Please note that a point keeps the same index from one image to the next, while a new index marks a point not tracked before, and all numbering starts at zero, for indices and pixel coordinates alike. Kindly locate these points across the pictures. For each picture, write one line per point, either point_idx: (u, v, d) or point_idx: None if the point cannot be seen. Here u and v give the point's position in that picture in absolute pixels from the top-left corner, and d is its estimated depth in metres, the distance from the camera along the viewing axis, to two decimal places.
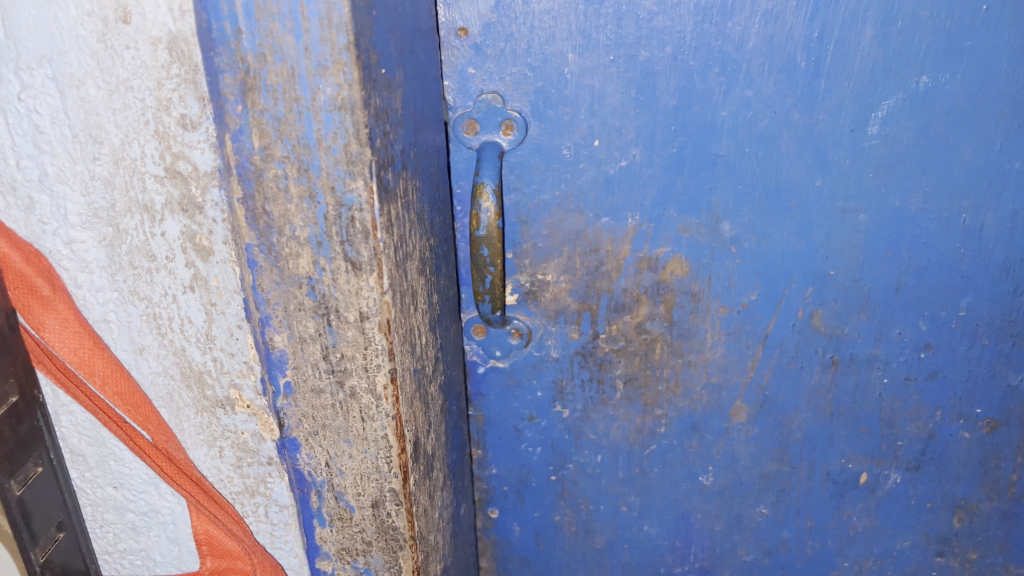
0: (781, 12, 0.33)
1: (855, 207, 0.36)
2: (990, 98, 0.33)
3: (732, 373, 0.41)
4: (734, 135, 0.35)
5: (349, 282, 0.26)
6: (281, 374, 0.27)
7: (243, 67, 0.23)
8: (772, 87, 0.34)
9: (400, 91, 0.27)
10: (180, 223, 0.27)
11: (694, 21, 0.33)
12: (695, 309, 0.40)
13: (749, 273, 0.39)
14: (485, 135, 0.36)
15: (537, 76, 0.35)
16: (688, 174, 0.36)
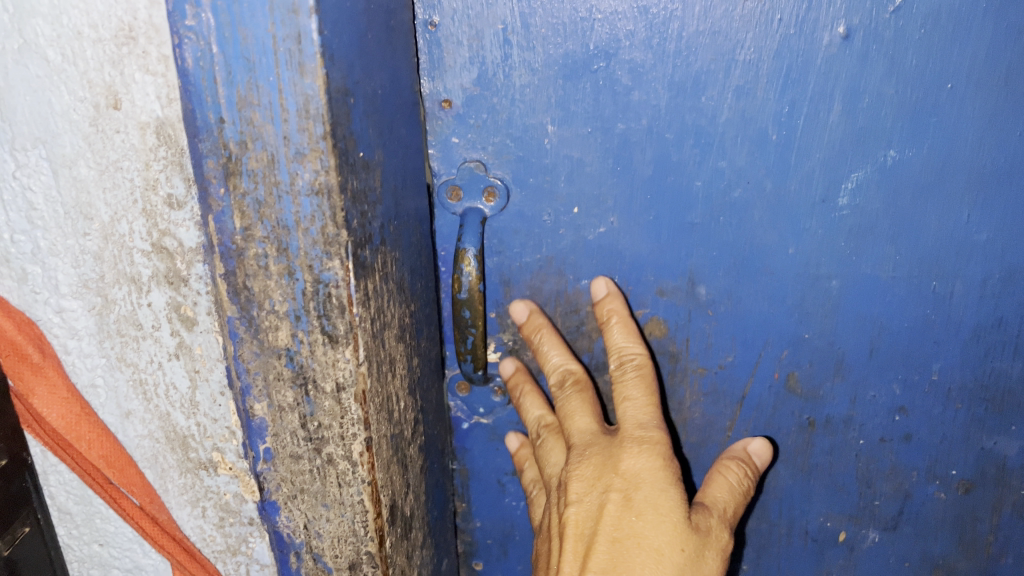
0: (752, 88, 0.37)
1: (828, 273, 0.40)
2: (954, 171, 0.38)
3: (712, 431, 0.46)
4: (708, 204, 0.39)
5: (325, 353, 0.26)
6: (262, 440, 0.28)
7: (226, 153, 0.24)
8: (746, 158, 0.38)
9: (380, 167, 0.28)
10: (166, 294, 0.30)
11: (668, 95, 0.37)
12: (674, 369, 0.44)
13: (729, 336, 0.43)
14: (468, 202, 0.40)
15: (518, 146, 0.39)
16: (666, 239, 0.41)
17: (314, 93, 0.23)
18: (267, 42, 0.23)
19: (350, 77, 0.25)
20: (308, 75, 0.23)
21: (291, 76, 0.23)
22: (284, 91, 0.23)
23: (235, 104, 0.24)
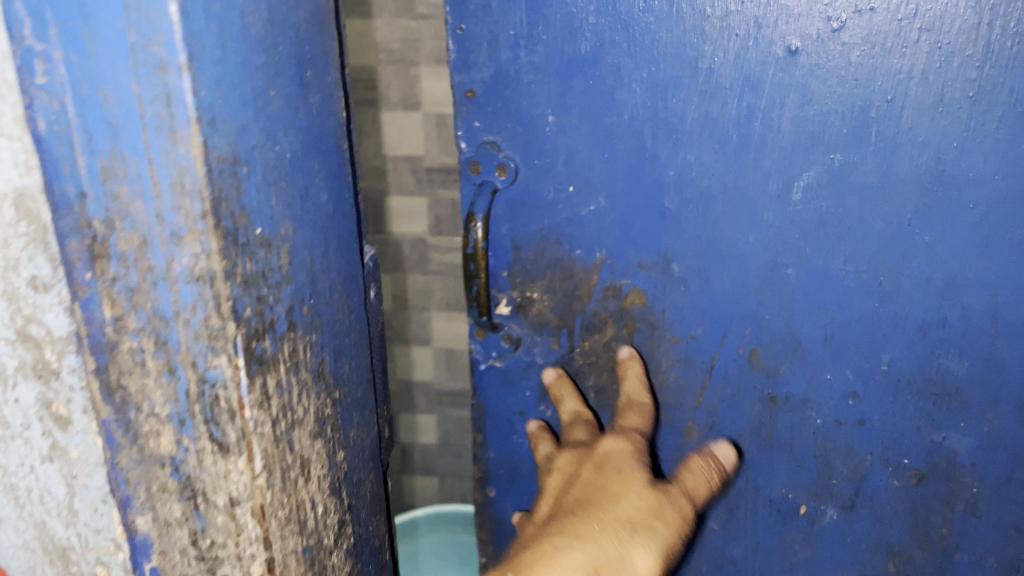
0: (712, 97, 0.51)
1: (752, 236, 0.55)
2: (895, 179, 0.51)
3: (685, 395, 0.62)
4: (679, 191, 0.54)
5: (215, 464, 0.30)
6: (146, 559, 0.32)
7: (90, 234, 0.26)
8: (710, 154, 0.53)
9: (283, 242, 0.31)
10: (35, 390, 0.29)
11: (612, 47, 0.51)
12: (651, 333, 0.60)
13: (695, 302, 0.58)
14: (486, 175, 0.56)
15: (499, 120, 0.55)
16: (643, 216, 0.56)
17: (188, 166, 0.25)
18: (135, 102, 0.25)
19: (242, 144, 0.28)
20: (181, 143, 0.25)
21: (166, 145, 0.25)
22: (155, 162, 0.25)
23: (97, 176, 0.26)
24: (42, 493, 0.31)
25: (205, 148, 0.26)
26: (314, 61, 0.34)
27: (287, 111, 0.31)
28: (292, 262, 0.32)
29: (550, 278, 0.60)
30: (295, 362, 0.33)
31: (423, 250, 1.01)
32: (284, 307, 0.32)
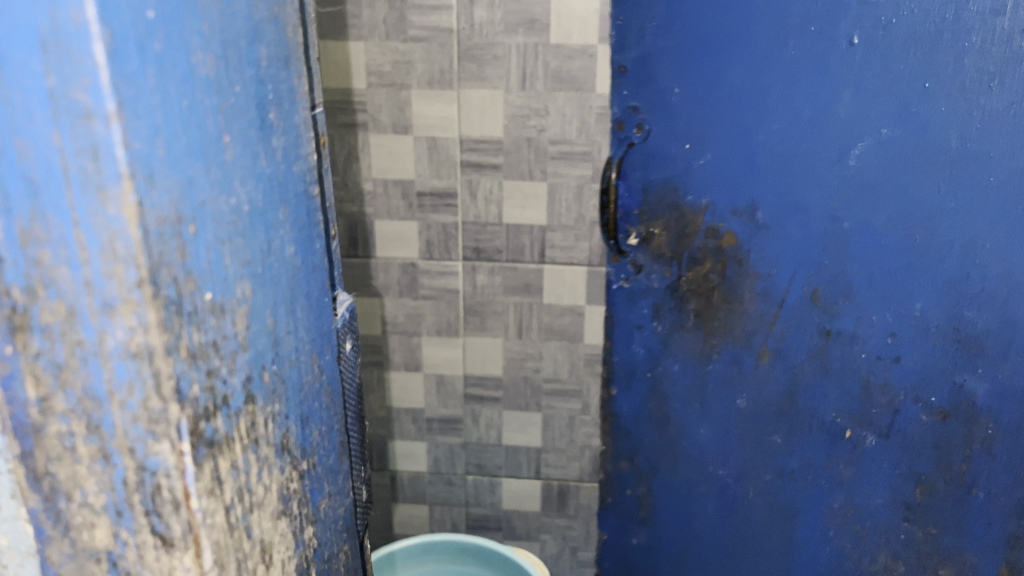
0: (755, 90, 0.89)
1: (771, 120, 0.90)
2: (931, 143, 0.89)
3: (763, 322, 1.00)
4: (756, 100, 0.90)
5: (156, 559, 0.34)
6: None
7: (13, 310, 0.30)
8: None
9: (240, 306, 0.36)
10: None
11: None
12: (741, 270, 0.97)
13: (759, 136, 0.91)
14: None
15: (641, 90, 0.91)
16: (733, 131, 0.91)
17: (118, 233, 0.29)
18: (60, 157, 0.28)
19: (183, 206, 0.31)
20: (111, 203, 0.28)
21: (94, 205, 0.28)
22: (86, 229, 0.29)
23: (16, 239, 0.29)
24: (4, 553, 0.33)
25: (140, 210, 0.29)
26: (275, 103, 0.38)
27: (245, 164, 0.35)
28: (249, 327, 0.37)
29: (667, 218, 0.96)
30: (254, 438, 0.38)
31: (413, 274, 1.02)
32: (242, 378, 0.36)
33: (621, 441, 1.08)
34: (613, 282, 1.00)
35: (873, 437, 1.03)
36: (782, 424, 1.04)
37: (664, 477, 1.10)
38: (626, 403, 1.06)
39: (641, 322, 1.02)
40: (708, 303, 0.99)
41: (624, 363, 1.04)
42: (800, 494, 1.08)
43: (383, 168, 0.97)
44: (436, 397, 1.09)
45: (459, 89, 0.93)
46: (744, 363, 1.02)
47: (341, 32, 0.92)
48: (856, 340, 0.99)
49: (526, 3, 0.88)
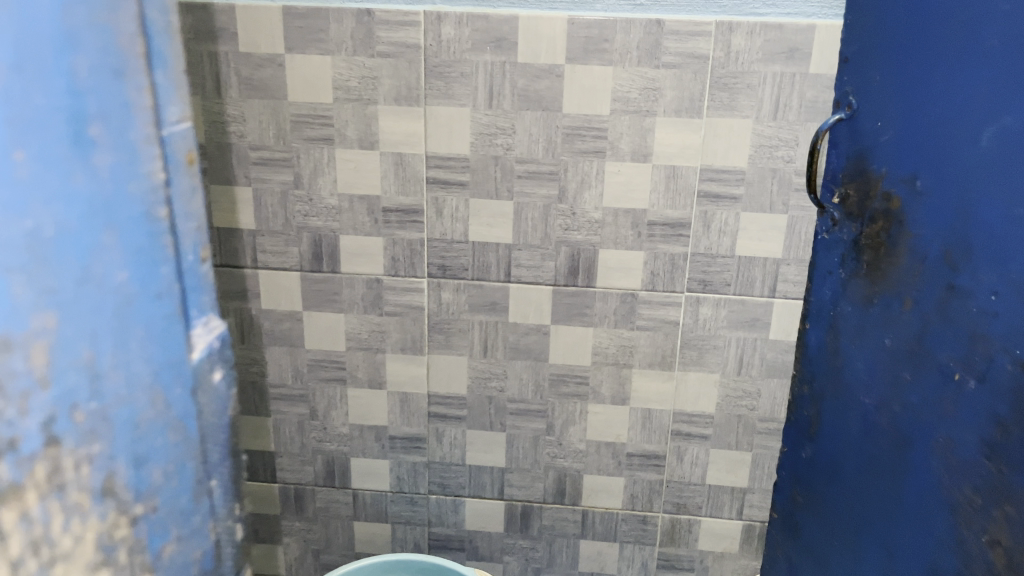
0: (926, 61, 0.69)
1: (920, 89, 0.70)
2: None
3: (882, 325, 0.77)
4: (919, 66, 0.70)
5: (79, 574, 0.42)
6: None
7: None
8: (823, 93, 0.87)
9: (34, 340, 0.36)
10: None
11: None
12: (893, 232, 0.75)
13: (917, 99, 0.71)
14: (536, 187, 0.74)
15: (857, 79, 0.82)
16: (906, 93, 0.72)
17: None
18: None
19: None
20: None
21: None
22: None
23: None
24: None
25: None
26: (99, 116, 0.38)
27: (48, 186, 0.36)
28: (54, 362, 0.37)
29: (858, 180, 0.81)
30: (59, 483, 0.39)
31: (378, 290, 1.01)
32: (39, 420, 0.37)
33: (804, 365, 0.96)
34: (819, 233, 0.92)
35: (972, 381, 0.64)
36: (910, 363, 0.73)
37: (829, 406, 0.90)
38: (811, 337, 0.94)
39: (832, 269, 0.88)
40: (877, 257, 0.78)
41: (817, 304, 0.92)
42: (914, 421, 0.72)
43: (349, 183, 0.97)
44: (400, 415, 1.07)
45: (427, 105, 0.93)
46: (894, 310, 0.75)
47: (307, 46, 0.91)
48: (974, 296, 0.64)
49: (495, 21, 0.88)
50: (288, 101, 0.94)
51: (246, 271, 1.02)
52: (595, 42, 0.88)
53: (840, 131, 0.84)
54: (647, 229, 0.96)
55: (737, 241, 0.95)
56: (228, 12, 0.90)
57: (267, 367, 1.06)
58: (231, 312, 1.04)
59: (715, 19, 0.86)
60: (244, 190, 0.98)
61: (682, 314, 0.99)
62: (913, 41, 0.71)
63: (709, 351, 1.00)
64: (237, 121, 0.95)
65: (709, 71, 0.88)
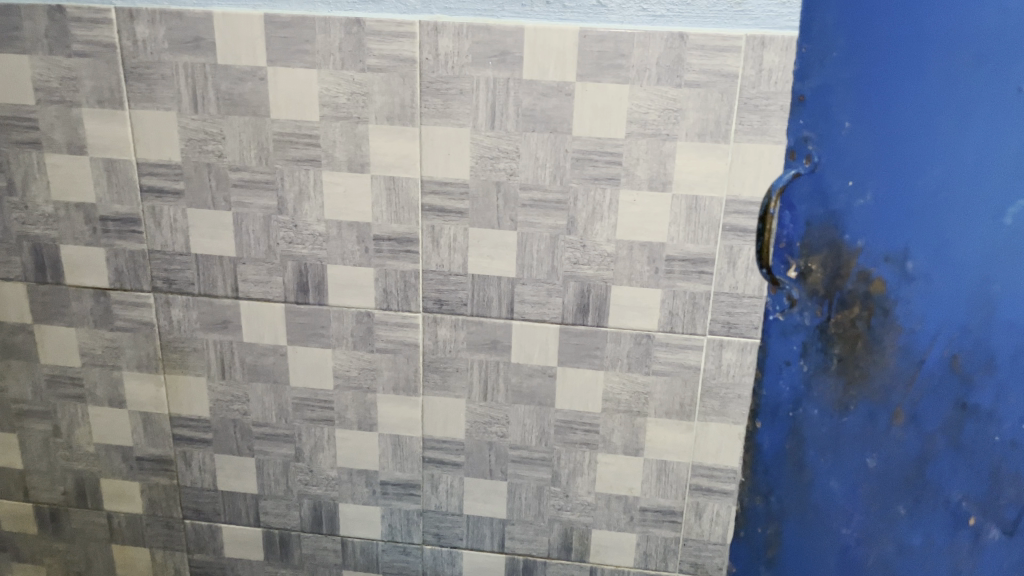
0: (925, 114, 0.77)
1: (925, 151, 0.78)
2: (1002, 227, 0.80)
3: (895, 391, 0.87)
4: (914, 125, 0.78)
5: None
6: None
7: None
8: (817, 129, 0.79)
9: None
10: None
11: None
12: (886, 317, 0.84)
13: (929, 155, 0.78)
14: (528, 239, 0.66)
15: (816, 122, 0.79)
16: (909, 144, 0.78)
17: None
18: None
19: None
20: None
21: None
22: None
23: None
24: None
25: None
26: None
27: None
28: None
29: (825, 256, 0.83)
30: None
31: (369, 324, 0.92)
32: None
33: (757, 476, 0.93)
34: (768, 314, 0.86)
35: (995, 533, 0.90)
36: (907, 494, 0.90)
37: (793, 523, 0.94)
38: (766, 438, 0.91)
39: (790, 358, 0.88)
40: (852, 350, 0.86)
41: (771, 399, 0.90)
42: (907, 560, 0.93)
43: (337, 209, 0.88)
44: (392, 460, 0.99)
45: (422, 125, 0.84)
46: (880, 422, 0.88)
47: (291, 58, 0.82)
48: (989, 417, 0.86)
49: (498, 32, 0.79)
50: (271, 118, 0.85)
51: (226, 301, 0.93)
52: (609, 57, 0.79)
53: (799, 190, 0.81)
54: (666, 265, 0.86)
55: (766, 280, 0.85)
56: (204, 21, 0.82)
57: (249, 405, 0.98)
58: (210, 345, 0.96)
59: (746, 33, 0.77)
60: (224, 214, 0.90)
61: (703, 359, 0.89)
62: (892, 88, 0.77)
63: (733, 400, 0.90)
64: (215, 140, 0.87)
65: (737, 91, 0.78)
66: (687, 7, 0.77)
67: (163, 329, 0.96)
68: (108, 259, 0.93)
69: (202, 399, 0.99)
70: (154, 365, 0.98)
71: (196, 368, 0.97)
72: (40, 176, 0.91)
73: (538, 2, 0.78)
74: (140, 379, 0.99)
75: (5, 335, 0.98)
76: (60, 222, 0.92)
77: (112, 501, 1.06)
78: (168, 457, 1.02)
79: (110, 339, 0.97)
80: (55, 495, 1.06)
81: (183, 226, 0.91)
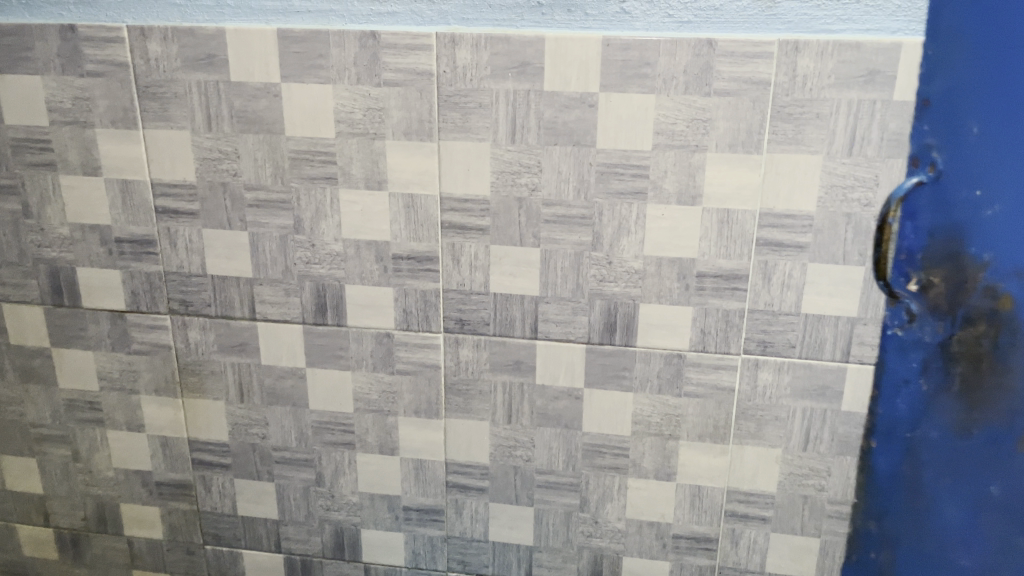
0: None
1: None
2: None
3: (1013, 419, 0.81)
4: None
5: None
6: None
7: None
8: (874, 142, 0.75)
9: None
10: None
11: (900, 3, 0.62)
12: (1012, 337, 0.78)
13: None
14: None
15: (940, 127, 0.73)
16: None
17: None
18: None
19: None
20: None
21: None
22: None
23: None
24: None
25: None
26: None
27: None
28: None
29: (949, 266, 0.77)
30: None
31: (389, 345, 0.90)
32: None
33: (871, 500, 0.87)
34: (885, 329, 0.80)
35: None
36: None
37: (908, 548, 0.88)
38: (882, 460, 0.85)
39: (909, 377, 0.81)
40: (977, 369, 0.80)
41: (887, 419, 0.83)
42: None
43: (354, 227, 0.85)
44: (414, 484, 0.95)
45: (440, 140, 0.81)
46: (1004, 448, 0.82)
47: (305, 74, 0.80)
48: None
49: (518, 43, 0.76)
50: (286, 136, 0.83)
51: (243, 323, 0.91)
52: (634, 67, 0.75)
53: (922, 195, 0.75)
54: (696, 282, 0.82)
55: (803, 297, 0.80)
56: (217, 38, 0.80)
57: (269, 429, 0.96)
58: (228, 368, 0.94)
59: (778, 37, 0.73)
60: (240, 234, 0.88)
61: (737, 379, 0.85)
62: None
63: (770, 423, 0.86)
64: (230, 159, 0.85)
65: (770, 99, 0.75)
66: (715, 12, 0.73)
67: (180, 352, 0.94)
68: (124, 282, 0.92)
69: (221, 423, 0.97)
70: (172, 389, 0.96)
71: (214, 391, 0.95)
72: (56, 199, 0.89)
73: (558, 11, 0.75)
74: (159, 403, 0.97)
75: (23, 360, 0.97)
76: (75, 244, 0.91)
77: (132, 526, 1.04)
78: (188, 481, 1.00)
79: (127, 363, 0.95)
80: (75, 520, 1.05)
81: (199, 247, 0.89)
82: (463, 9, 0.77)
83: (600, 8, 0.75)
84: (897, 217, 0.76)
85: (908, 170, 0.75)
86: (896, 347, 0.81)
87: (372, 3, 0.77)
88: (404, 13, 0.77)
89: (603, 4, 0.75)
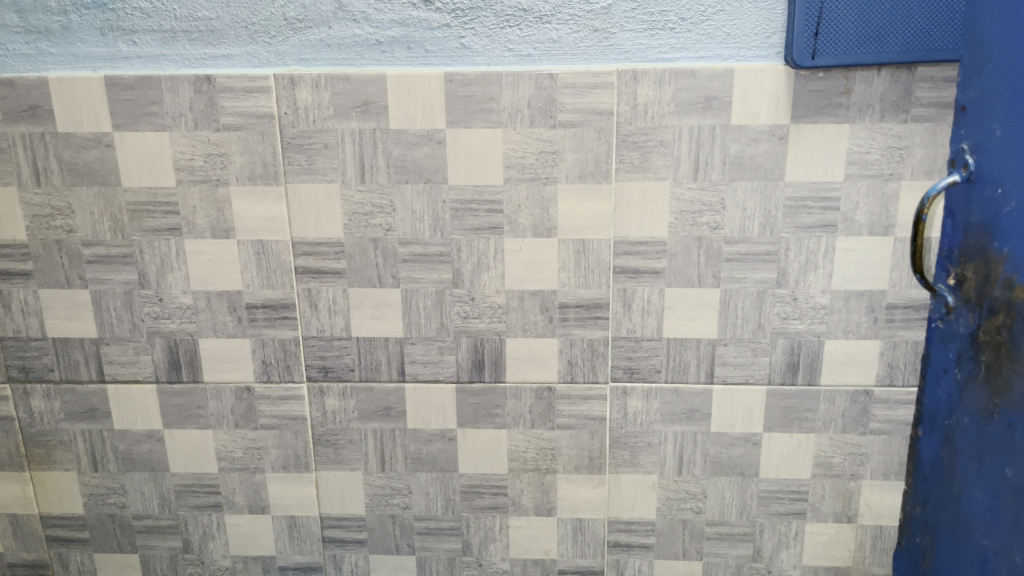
0: None
1: None
2: None
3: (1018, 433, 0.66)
4: None
5: None
6: None
7: None
8: (729, 166, 0.76)
9: None
10: None
11: None
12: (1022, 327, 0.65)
13: None
14: None
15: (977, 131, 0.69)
16: None
17: None
18: None
19: None
20: None
21: None
22: None
23: None
24: None
25: None
26: None
27: None
28: None
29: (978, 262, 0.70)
30: None
31: (249, 400, 0.86)
32: None
33: (920, 485, 0.82)
34: (931, 321, 0.78)
35: None
36: None
37: (946, 535, 0.77)
38: (926, 447, 0.80)
39: (947, 366, 0.76)
40: (999, 358, 0.68)
41: (931, 406, 0.79)
42: None
43: (204, 279, 0.81)
44: (288, 543, 0.91)
45: (287, 183, 0.78)
46: (1017, 434, 0.66)
47: (138, 122, 0.76)
48: None
49: (358, 82, 0.75)
50: (122, 187, 0.79)
51: (91, 387, 0.86)
52: (478, 102, 0.75)
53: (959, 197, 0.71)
54: (559, 313, 0.81)
55: (663, 322, 0.81)
56: (39, 88, 0.76)
57: (128, 497, 0.90)
58: (77, 436, 0.87)
59: (616, 67, 0.74)
60: (80, 293, 0.82)
61: (607, 408, 0.84)
62: None
63: (643, 449, 0.85)
64: (63, 214, 0.80)
65: (614, 128, 0.75)
66: (554, 44, 0.74)
67: (24, 423, 0.87)
68: None
69: (75, 495, 0.90)
70: (16, 463, 0.89)
71: (64, 462, 0.89)
72: None
73: (398, 48, 0.74)
74: (4, 479, 0.90)
75: None
76: None
77: None
78: (42, 561, 0.93)
79: None
80: None
81: (35, 309, 0.83)
82: (300, 50, 0.75)
83: (440, 43, 0.74)
84: (746, 238, 0.78)
85: (752, 192, 0.76)
86: (756, 365, 0.82)
87: (205, 47, 0.75)
88: (239, 55, 0.75)
89: (443, 40, 0.74)
